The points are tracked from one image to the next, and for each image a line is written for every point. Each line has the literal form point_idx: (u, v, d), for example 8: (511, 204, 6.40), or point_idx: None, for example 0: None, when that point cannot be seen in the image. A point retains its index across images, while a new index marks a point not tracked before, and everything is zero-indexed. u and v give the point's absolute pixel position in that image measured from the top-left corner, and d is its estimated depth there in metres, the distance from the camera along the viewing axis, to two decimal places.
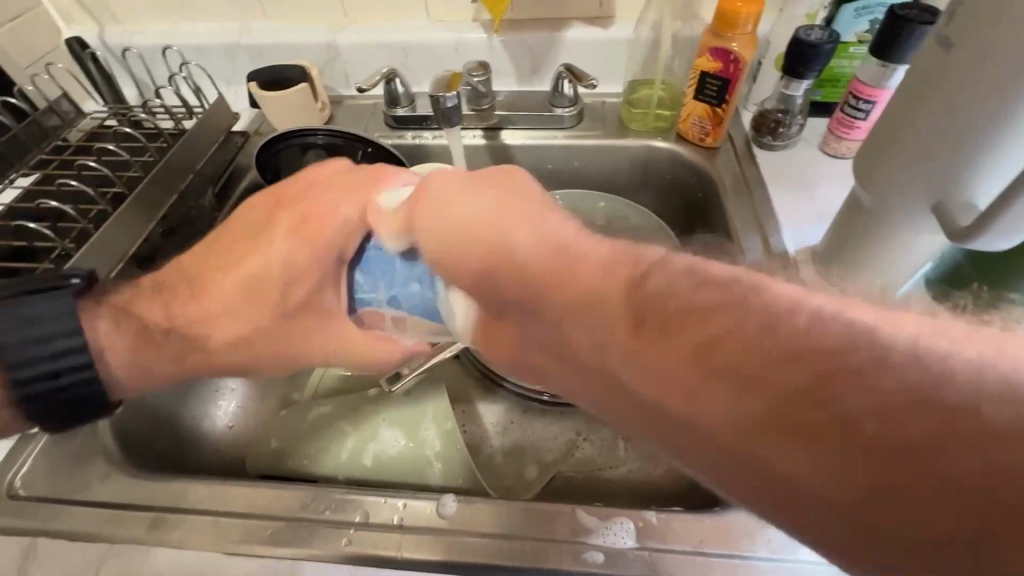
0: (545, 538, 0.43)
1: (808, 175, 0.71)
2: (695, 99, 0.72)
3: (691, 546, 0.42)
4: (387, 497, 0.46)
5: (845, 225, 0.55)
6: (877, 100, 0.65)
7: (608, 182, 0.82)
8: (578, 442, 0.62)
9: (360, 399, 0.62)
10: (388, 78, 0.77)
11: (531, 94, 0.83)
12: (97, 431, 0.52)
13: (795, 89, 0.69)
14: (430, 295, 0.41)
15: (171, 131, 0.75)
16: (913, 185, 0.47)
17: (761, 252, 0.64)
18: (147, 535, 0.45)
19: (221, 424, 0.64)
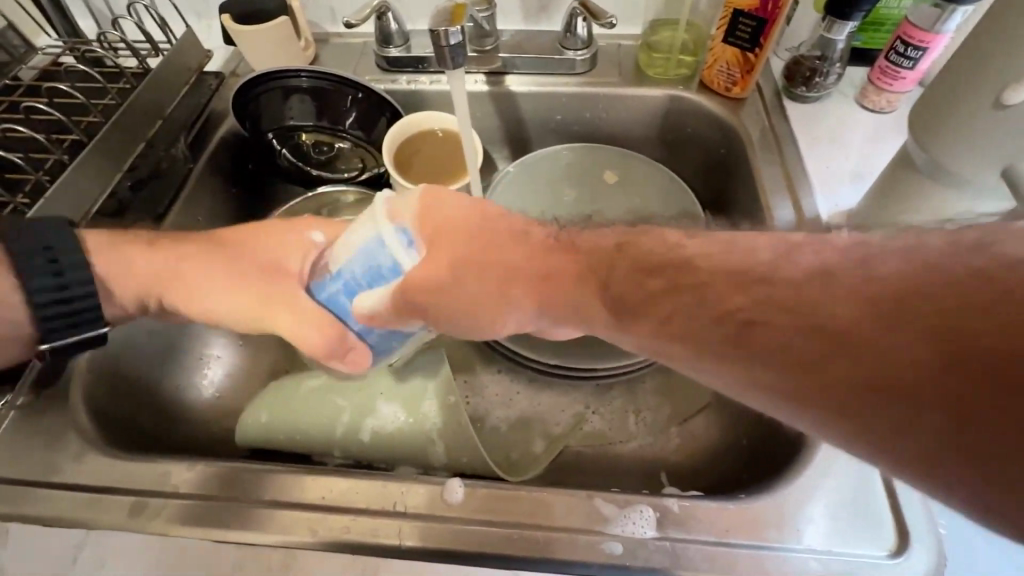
0: (558, 526, 0.41)
1: (843, 130, 0.65)
2: (724, 42, 0.64)
3: (714, 537, 0.40)
4: (389, 481, 0.43)
5: (887, 187, 0.51)
6: (930, 46, 0.58)
7: (622, 137, 0.75)
8: (586, 415, 0.59)
9: (356, 369, 0.57)
10: (380, 12, 0.69)
11: (539, 35, 0.74)
12: (69, 408, 0.48)
13: (838, 32, 0.61)
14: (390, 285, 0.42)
15: (135, 71, 0.67)
16: (980, 148, 0.41)
17: (791, 216, 0.58)
18: (129, 523, 0.42)
19: (207, 393, 0.60)
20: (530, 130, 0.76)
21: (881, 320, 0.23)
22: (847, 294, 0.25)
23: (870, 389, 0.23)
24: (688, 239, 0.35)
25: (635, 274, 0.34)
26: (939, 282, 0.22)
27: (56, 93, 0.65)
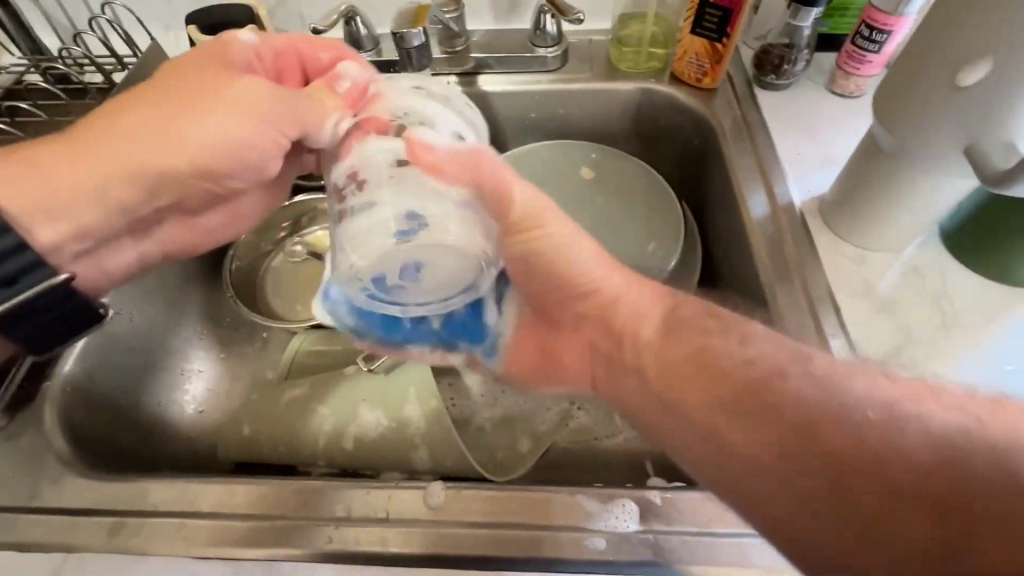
0: (542, 525, 0.41)
1: (814, 115, 0.65)
2: (693, 33, 0.64)
3: (698, 527, 0.40)
4: (370, 488, 0.43)
5: (856, 169, 0.51)
6: (894, 29, 0.59)
7: (598, 133, 0.75)
8: (572, 411, 0.59)
9: (337, 376, 0.57)
10: (348, 17, 0.68)
11: (509, 33, 0.74)
12: (44, 430, 0.48)
13: (804, 19, 0.62)
14: (469, 223, 0.39)
15: (101, 86, 0.66)
16: (942, 127, 0.42)
17: (765, 204, 0.59)
18: (109, 543, 0.42)
19: (189, 408, 0.61)
20: (505, 129, 0.75)
21: (845, 477, 0.29)
22: (796, 438, 0.31)
23: (822, 514, 0.29)
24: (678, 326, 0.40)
25: (662, 344, 0.40)
26: (903, 455, 0.28)
27: (21, 111, 0.64)
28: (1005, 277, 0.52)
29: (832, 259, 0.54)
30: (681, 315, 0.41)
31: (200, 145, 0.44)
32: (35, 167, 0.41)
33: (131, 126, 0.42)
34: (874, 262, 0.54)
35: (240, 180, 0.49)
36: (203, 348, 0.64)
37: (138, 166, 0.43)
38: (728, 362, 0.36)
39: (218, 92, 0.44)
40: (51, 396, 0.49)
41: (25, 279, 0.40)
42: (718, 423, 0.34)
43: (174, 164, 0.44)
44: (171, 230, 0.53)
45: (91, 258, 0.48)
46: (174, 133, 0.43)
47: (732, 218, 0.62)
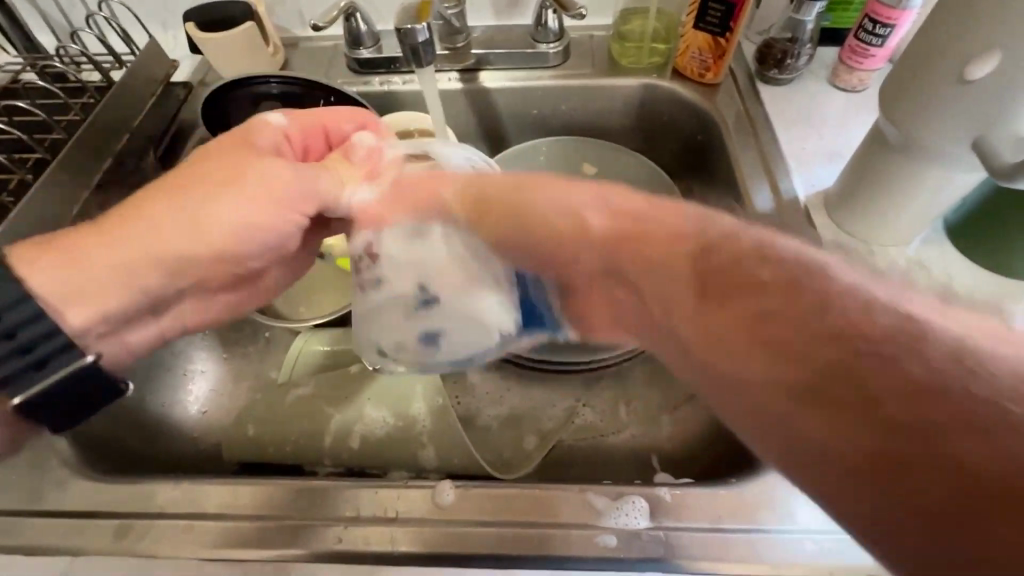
0: (551, 522, 0.41)
1: (817, 110, 0.65)
2: (695, 28, 0.64)
3: (708, 523, 0.40)
4: (379, 488, 0.43)
5: (862, 164, 0.51)
6: (897, 23, 0.58)
7: (600, 129, 0.74)
8: (578, 408, 0.59)
9: (342, 376, 0.56)
10: (348, 13, 0.68)
11: (510, 29, 0.74)
12: (47, 433, 0.47)
13: (807, 13, 0.61)
14: (500, 312, 0.45)
15: (98, 85, 0.65)
16: (949, 122, 0.41)
17: (770, 200, 0.58)
18: (116, 547, 0.42)
19: (193, 410, 0.60)
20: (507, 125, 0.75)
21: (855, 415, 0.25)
22: (785, 332, 0.28)
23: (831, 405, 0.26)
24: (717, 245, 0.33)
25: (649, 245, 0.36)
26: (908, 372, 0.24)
27: (18, 111, 0.63)
28: (1010, 271, 0.52)
29: (838, 254, 0.54)
30: (717, 260, 0.32)
31: (227, 236, 0.42)
32: (71, 260, 0.39)
33: (158, 215, 0.41)
34: (880, 257, 0.54)
35: (258, 254, 0.45)
36: (206, 349, 0.63)
37: (175, 255, 0.41)
38: (743, 266, 0.31)
39: (271, 208, 0.43)
40: None
41: (54, 362, 0.37)
42: (789, 411, 0.27)
43: (182, 239, 0.41)
44: (188, 305, 0.47)
45: (110, 340, 0.44)
46: (203, 227, 0.41)
47: (736, 213, 0.62)
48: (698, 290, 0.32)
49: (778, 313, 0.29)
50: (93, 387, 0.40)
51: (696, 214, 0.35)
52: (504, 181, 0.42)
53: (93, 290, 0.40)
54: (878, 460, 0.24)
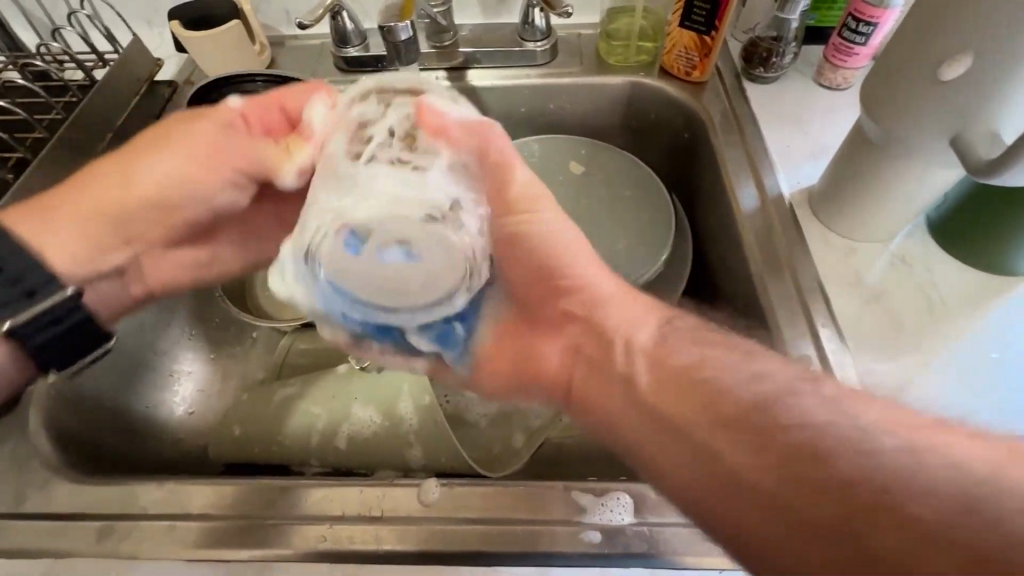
0: (536, 519, 0.41)
1: (802, 108, 0.66)
2: (681, 26, 0.64)
3: (692, 518, 0.40)
4: (363, 487, 0.43)
5: (844, 161, 0.51)
6: (880, 21, 0.59)
7: (588, 127, 0.75)
8: None
9: (328, 375, 0.56)
10: (334, 12, 0.67)
11: (497, 28, 0.74)
12: (30, 434, 0.47)
13: (791, 12, 0.62)
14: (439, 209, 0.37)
15: (81, 83, 0.65)
16: (928, 120, 0.42)
17: (755, 197, 0.59)
18: (98, 548, 0.41)
19: (179, 410, 0.60)
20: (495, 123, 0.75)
21: None
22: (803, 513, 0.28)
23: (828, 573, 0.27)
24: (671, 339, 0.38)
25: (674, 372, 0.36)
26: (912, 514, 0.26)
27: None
28: (992, 266, 0.52)
29: (822, 251, 0.54)
30: (669, 343, 0.37)
31: (154, 188, 0.45)
32: (43, 206, 0.43)
33: (100, 176, 0.44)
34: (863, 254, 0.54)
35: (196, 210, 0.48)
36: (193, 349, 0.63)
37: (110, 209, 0.44)
38: (734, 401, 0.32)
39: (213, 164, 0.46)
40: (35, 399, 0.49)
41: (40, 294, 0.39)
42: (718, 445, 0.32)
43: (129, 207, 0.45)
44: (153, 261, 0.50)
45: (93, 287, 0.46)
46: (129, 178, 0.44)
47: (722, 211, 0.62)
48: (656, 385, 0.36)
49: (720, 382, 0.34)
50: (83, 317, 0.41)
51: (657, 319, 0.40)
52: (503, 154, 0.41)
53: (86, 245, 0.44)
54: (799, 490, 0.28)
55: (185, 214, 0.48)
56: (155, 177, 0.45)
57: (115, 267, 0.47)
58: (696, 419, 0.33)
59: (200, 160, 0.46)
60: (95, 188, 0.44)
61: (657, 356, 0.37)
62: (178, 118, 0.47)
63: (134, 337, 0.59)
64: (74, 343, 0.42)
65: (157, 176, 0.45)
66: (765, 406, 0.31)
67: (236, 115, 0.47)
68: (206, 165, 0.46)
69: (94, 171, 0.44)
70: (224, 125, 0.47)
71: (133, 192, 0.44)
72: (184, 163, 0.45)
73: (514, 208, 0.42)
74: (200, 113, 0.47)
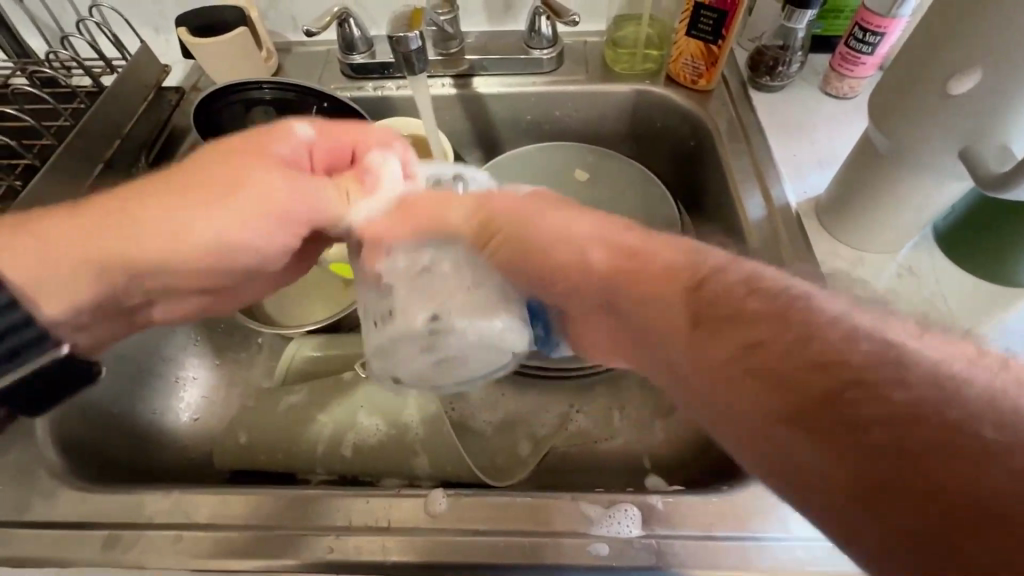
0: (543, 531, 0.41)
1: (809, 116, 0.66)
2: (687, 35, 0.64)
3: (699, 531, 0.40)
4: (369, 497, 0.43)
5: (852, 172, 0.51)
6: (887, 31, 0.59)
7: (593, 134, 0.75)
8: (571, 414, 0.59)
9: (334, 383, 0.56)
10: (341, 19, 0.67)
11: (504, 35, 0.74)
12: (36, 442, 0.47)
13: (797, 21, 0.62)
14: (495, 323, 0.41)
15: (89, 89, 0.65)
16: (937, 133, 0.42)
17: (761, 206, 0.59)
18: (104, 558, 0.41)
19: (184, 417, 0.60)
20: (500, 130, 0.75)
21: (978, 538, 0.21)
22: (864, 442, 0.24)
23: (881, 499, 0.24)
24: (715, 279, 0.33)
25: (717, 302, 0.32)
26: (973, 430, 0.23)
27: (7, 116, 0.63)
28: (1001, 277, 0.52)
29: (828, 260, 0.54)
30: (709, 293, 0.32)
31: (202, 244, 0.43)
32: (42, 241, 0.39)
33: (126, 213, 0.41)
34: (870, 264, 0.54)
35: (225, 265, 0.45)
36: (198, 356, 0.63)
37: (129, 259, 0.41)
38: (803, 361, 0.27)
39: (254, 206, 0.43)
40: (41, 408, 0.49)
41: (27, 351, 0.37)
42: (783, 441, 0.27)
43: (146, 251, 0.42)
44: (165, 305, 0.48)
45: (89, 329, 0.45)
46: (138, 226, 0.41)
47: (728, 219, 0.62)
48: (698, 352, 0.31)
49: (768, 344, 0.29)
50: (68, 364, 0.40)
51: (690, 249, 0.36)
52: (511, 209, 0.41)
53: (103, 284, 0.42)
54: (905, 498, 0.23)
55: (214, 261, 0.44)
56: (185, 222, 0.42)
57: (127, 309, 0.46)
58: (764, 398, 0.28)
59: (236, 211, 0.43)
60: (106, 216, 0.41)
61: (698, 318, 0.32)
62: (222, 154, 0.44)
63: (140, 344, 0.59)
64: (62, 384, 0.41)
65: (183, 220, 0.42)
66: (811, 332, 0.28)
67: (286, 156, 0.46)
68: (254, 215, 0.43)
69: (117, 204, 0.42)
70: (283, 161, 0.46)
71: (164, 232, 0.42)
72: (225, 214, 0.43)
73: (486, 235, 0.41)
74: (239, 145, 0.45)
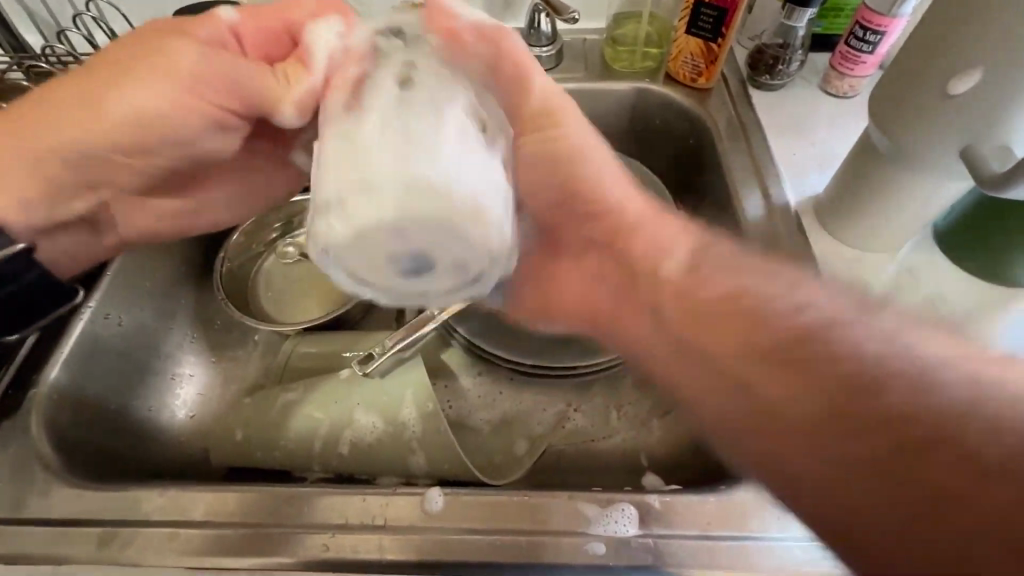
0: (541, 529, 0.41)
1: (808, 115, 0.65)
2: (687, 33, 0.64)
3: (697, 530, 0.40)
4: (366, 494, 0.42)
5: (851, 172, 0.51)
6: (887, 30, 0.59)
7: (592, 132, 0.74)
8: (569, 413, 0.58)
9: (331, 381, 0.56)
10: None
11: None
12: (31, 439, 0.47)
13: (797, 20, 0.62)
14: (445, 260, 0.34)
15: None
16: (938, 133, 0.42)
17: (761, 205, 0.59)
18: (100, 554, 0.41)
19: (180, 413, 0.60)
20: None
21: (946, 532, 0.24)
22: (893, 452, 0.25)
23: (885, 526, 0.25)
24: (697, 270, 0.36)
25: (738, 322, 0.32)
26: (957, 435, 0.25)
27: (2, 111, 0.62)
28: (1000, 278, 0.52)
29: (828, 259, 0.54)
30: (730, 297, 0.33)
31: (120, 127, 0.41)
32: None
33: (53, 106, 0.41)
34: (869, 264, 0.54)
35: (173, 157, 0.46)
36: (195, 352, 0.63)
37: (103, 143, 0.42)
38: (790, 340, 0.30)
39: (203, 81, 0.42)
40: (36, 406, 0.49)
41: None
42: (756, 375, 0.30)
43: (99, 141, 0.42)
44: (121, 213, 0.50)
45: (48, 241, 0.47)
46: (98, 115, 0.41)
47: (727, 218, 0.62)
48: (687, 317, 0.34)
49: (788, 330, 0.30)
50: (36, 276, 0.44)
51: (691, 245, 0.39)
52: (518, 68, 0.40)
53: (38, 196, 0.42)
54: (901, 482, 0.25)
55: (170, 139, 0.44)
56: (126, 102, 0.41)
57: (76, 218, 0.47)
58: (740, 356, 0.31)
59: (182, 84, 0.41)
60: (54, 110, 0.41)
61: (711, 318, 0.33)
62: (153, 91, 0.41)
63: (136, 341, 0.59)
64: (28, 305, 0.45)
65: (129, 118, 0.41)
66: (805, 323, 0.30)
67: (226, 80, 0.42)
68: (200, 83, 0.42)
69: (52, 103, 0.41)
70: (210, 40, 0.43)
71: (97, 124, 0.41)
72: (145, 93, 0.41)
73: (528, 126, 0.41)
74: (185, 86, 0.42)
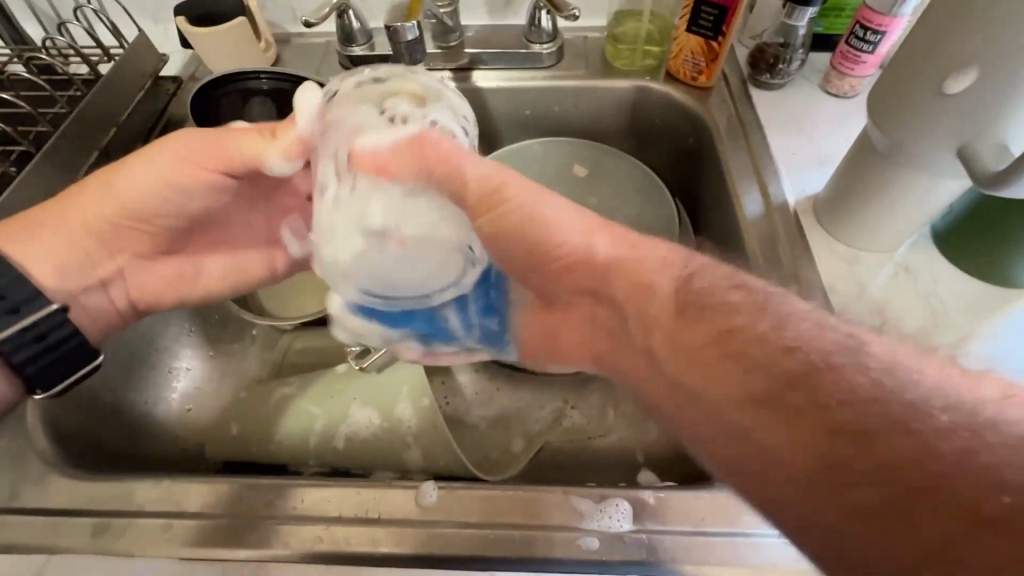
0: (534, 524, 0.41)
1: (809, 115, 0.65)
2: (688, 31, 0.64)
3: (690, 526, 0.40)
4: (360, 488, 0.43)
5: (849, 171, 0.51)
6: (888, 30, 0.58)
7: (592, 130, 0.74)
8: (565, 410, 0.58)
9: (327, 376, 0.56)
10: (340, 10, 0.67)
11: (504, 30, 0.73)
12: (27, 429, 0.47)
13: (798, 19, 0.62)
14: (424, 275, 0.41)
15: (86, 77, 0.64)
16: (935, 132, 0.42)
17: (759, 204, 0.59)
18: (94, 545, 0.41)
19: (176, 407, 0.60)
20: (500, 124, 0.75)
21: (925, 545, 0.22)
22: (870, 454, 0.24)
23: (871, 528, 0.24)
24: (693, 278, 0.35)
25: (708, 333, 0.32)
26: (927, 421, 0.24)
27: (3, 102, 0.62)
28: (999, 277, 0.52)
29: (826, 258, 0.54)
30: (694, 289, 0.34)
31: (130, 196, 0.49)
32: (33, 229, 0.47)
33: (86, 194, 0.49)
34: (868, 263, 0.54)
35: (169, 217, 0.52)
36: (192, 347, 0.63)
37: (121, 210, 0.50)
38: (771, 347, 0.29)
39: (205, 167, 0.50)
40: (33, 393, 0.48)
41: (26, 307, 0.43)
42: (748, 422, 0.29)
43: (108, 214, 0.49)
44: (139, 275, 0.54)
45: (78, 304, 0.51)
46: (114, 186, 0.49)
47: (726, 217, 0.62)
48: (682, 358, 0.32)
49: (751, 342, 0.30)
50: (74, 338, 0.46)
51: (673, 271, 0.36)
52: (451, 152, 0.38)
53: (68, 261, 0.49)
54: (837, 475, 0.25)
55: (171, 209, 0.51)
56: (128, 182, 0.49)
57: (99, 279, 0.52)
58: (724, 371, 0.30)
59: (187, 170, 0.49)
60: (76, 198, 0.49)
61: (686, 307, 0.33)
62: (157, 167, 0.49)
63: (133, 336, 0.59)
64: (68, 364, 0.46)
65: (142, 191, 0.49)
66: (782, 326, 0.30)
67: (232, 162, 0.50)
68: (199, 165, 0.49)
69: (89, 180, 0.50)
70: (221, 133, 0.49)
71: (112, 199, 0.49)
72: (157, 168, 0.49)
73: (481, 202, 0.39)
74: (189, 172, 0.50)
